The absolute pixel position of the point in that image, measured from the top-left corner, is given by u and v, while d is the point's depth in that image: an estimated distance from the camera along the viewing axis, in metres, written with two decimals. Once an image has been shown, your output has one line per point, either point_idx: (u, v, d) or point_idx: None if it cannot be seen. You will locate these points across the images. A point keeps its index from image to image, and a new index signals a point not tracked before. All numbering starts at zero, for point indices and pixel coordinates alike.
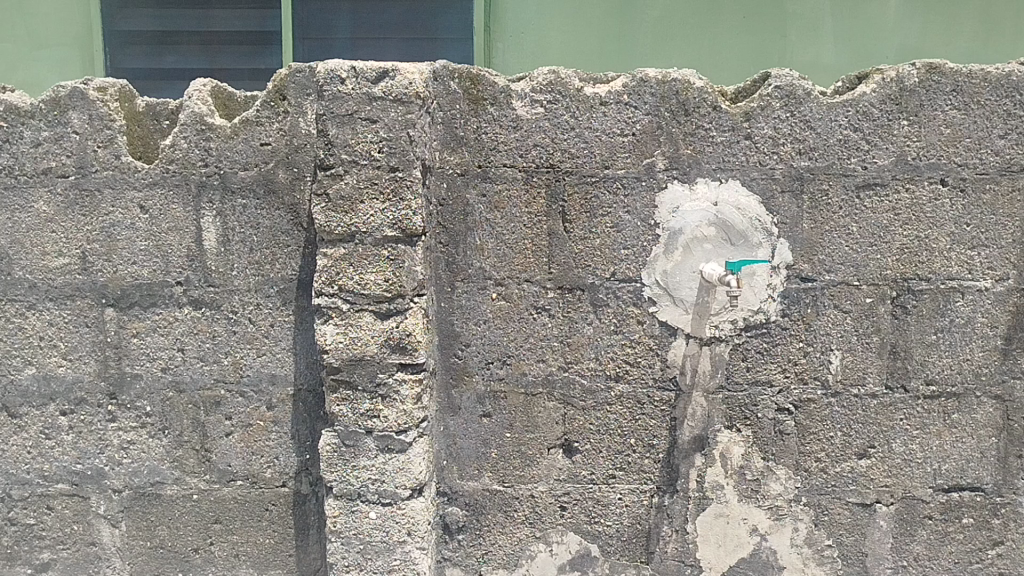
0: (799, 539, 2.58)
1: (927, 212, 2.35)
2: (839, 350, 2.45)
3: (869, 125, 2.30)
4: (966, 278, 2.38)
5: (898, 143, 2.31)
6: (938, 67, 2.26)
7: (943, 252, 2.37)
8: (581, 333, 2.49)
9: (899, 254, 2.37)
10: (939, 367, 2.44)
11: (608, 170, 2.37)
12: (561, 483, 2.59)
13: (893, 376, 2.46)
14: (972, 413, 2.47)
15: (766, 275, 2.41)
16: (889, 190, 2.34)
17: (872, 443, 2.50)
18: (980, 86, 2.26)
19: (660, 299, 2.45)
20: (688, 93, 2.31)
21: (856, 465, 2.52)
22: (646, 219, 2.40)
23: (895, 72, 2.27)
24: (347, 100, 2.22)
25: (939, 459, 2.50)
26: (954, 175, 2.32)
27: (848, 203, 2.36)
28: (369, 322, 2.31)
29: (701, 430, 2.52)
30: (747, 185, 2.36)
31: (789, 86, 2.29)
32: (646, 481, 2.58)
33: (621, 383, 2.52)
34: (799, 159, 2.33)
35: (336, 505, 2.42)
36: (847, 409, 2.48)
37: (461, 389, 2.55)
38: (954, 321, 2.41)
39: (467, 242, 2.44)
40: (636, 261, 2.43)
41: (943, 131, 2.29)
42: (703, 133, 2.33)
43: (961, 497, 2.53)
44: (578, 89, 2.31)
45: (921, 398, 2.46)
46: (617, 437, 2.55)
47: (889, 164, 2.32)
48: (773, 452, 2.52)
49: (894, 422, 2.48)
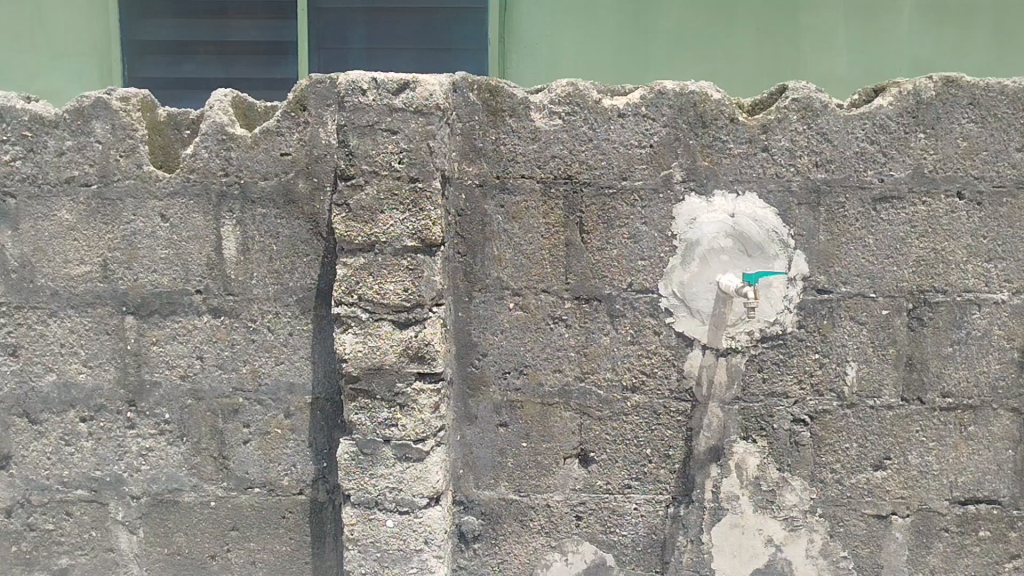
0: (815, 551, 2.57)
1: (944, 224, 2.35)
2: (856, 362, 2.45)
3: (887, 137, 2.31)
4: (983, 291, 2.39)
5: (915, 156, 2.31)
6: (955, 80, 2.26)
7: (960, 264, 2.37)
8: (597, 343, 2.50)
9: (916, 266, 2.38)
10: (956, 379, 2.44)
11: (625, 181, 2.38)
12: (577, 492, 2.60)
13: (909, 388, 2.46)
14: (987, 426, 2.47)
15: (783, 287, 2.42)
16: (905, 203, 2.35)
17: (888, 454, 2.50)
18: (997, 99, 2.27)
19: (676, 310, 2.46)
20: (705, 105, 2.32)
21: (872, 476, 2.52)
22: (663, 230, 2.41)
23: (913, 85, 2.28)
24: (368, 111, 2.24)
25: (954, 471, 2.50)
26: (971, 188, 2.33)
27: (865, 215, 2.36)
28: (388, 331, 2.33)
29: (716, 441, 2.53)
30: (764, 197, 2.37)
31: (806, 99, 2.30)
32: (662, 491, 2.59)
33: (637, 393, 2.53)
34: (816, 172, 2.34)
35: (354, 513, 2.44)
36: (863, 420, 2.49)
37: (478, 398, 2.56)
38: (970, 334, 2.42)
39: (485, 252, 2.46)
40: (653, 272, 2.44)
41: (960, 144, 2.30)
42: (721, 145, 2.34)
43: (978, 510, 2.53)
44: (596, 101, 2.33)
45: (938, 410, 2.46)
46: (633, 447, 2.56)
47: (906, 177, 2.33)
48: (789, 463, 2.53)
49: (910, 434, 2.49)
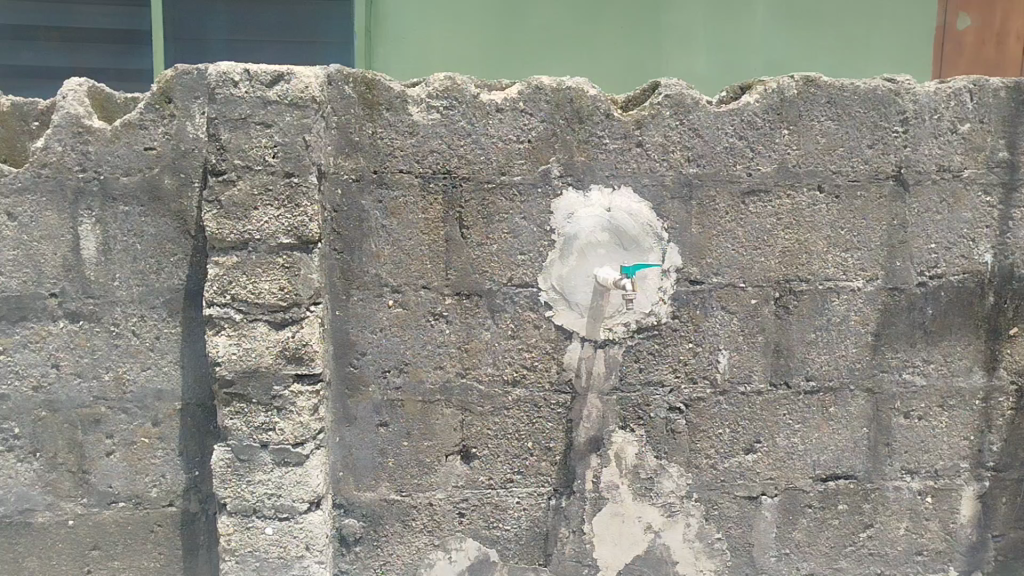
0: (690, 534, 2.66)
1: (806, 216, 2.48)
2: (727, 350, 2.55)
3: (753, 133, 2.40)
4: (842, 279, 2.53)
5: (779, 151, 2.42)
6: (814, 79, 2.39)
7: (820, 255, 2.51)
8: (478, 339, 2.49)
9: (781, 257, 2.49)
10: (818, 363, 2.58)
11: (504, 176, 2.39)
12: (459, 489, 2.59)
13: (776, 373, 2.57)
14: (846, 406, 2.62)
15: (658, 279, 2.48)
16: (771, 196, 2.46)
17: (757, 438, 2.61)
18: (851, 98, 2.41)
19: (555, 303, 2.48)
20: (582, 101, 2.35)
21: (743, 459, 2.62)
22: (542, 225, 2.43)
23: (776, 83, 2.39)
24: (240, 103, 2.15)
25: (817, 451, 2.64)
26: (830, 182, 2.46)
27: (734, 209, 2.46)
28: (264, 332, 2.24)
29: (596, 431, 2.57)
30: (639, 191, 2.43)
31: (678, 96, 2.36)
32: (544, 484, 2.61)
33: (519, 386, 2.54)
34: (688, 167, 2.42)
35: (230, 523, 2.34)
36: (734, 406, 2.59)
37: (357, 399, 2.51)
38: (830, 320, 2.55)
39: (363, 249, 2.40)
40: (533, 266, 2.46)
41: (819, 140, 2.42)
42: (597, 140, 2.38)
43: (838, 486, 2.67)
44: (474, 96, 2.32)
45: (802, 393, 2.59)
46: (514, 441, 2.57)
47: (772, 172, 2.44)
48: (665, 451, 2.60)
49: (778, 417, 2.60)
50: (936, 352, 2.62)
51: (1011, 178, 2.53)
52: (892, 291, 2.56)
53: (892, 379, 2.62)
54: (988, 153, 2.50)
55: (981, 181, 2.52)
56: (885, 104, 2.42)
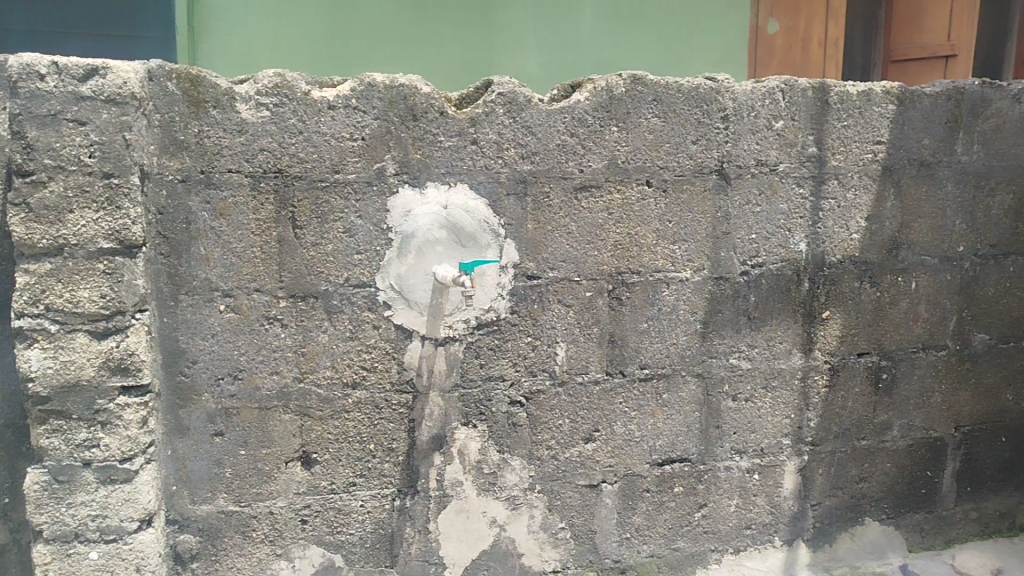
0: (535, 525, 2.70)
1: (636, 210, 2.57)
2: (564, 342, 2.60)
3: (584, 130, 2.47)
4: (670, 270, 2.63)
5: (609, 148, 2.50)
6: (641, 78, 2.47)
7: (650, 247, 2.60)
8: (315, 341, 2.44)
9: (613, 250, 2.57)
10: (651, 352, 2.67)
11: (338, 174, 2.34)
12: (300, 496, 2.52)
13: (612, 363, 2.65)
14: (678, 392, 2.73)
15: (495, 275, 2.50)
16: (602, 191, 2.53)
17: (596, 426, 2.68)
18: (675, 96, 2.51)
19: (394, 303, 2.46)
20: (415, 98, 2.34)
21: (583, 449, 2.69)
22: (378, 223, 2.40)
23: (605, 81, 2.46)
24: (50, 100, 2.01)
25: (653, 436, 2.74)
26: (657, 177, 2.56)
27: (567, 204, 2.51)
28: (83, 343, 2.11)
29: (439, 429, 2.57)
30: (474, 188, 2.44)
31: (510, 93, 2.39)
32: (387, 485, 2.58)
33: (359, 388, 2.50)
34: (521, 163, 2.45)
35: (48, 551, 2.19)
36: (572, 397, 2.64)
37: (189, 409, 2.40)
38: (661, 309, 2.65)
39: (191, 252, 2.30)
40: (370, 265, 2.42)
41: (647, 137, 2.52)
42: (432, 138, 2.37)
43: (672, 469, 2.78)
44: (305, 93, 2.27)
45: (637, 381, 2.68)
46: (356, 444, 2.53)
47: (603, 168, 2.51)
48: (508, 445, 2.62)
49: (614, 405, 2.68)
50: (759, 337, 2.77)
51: (820, 171, 2.71)
52: (718, 280, 2.69)
53: (719, 364, 2.75)
54: (800, 148, 2.67)
55: (795, 174, 2.69)
56: (706, 102, 2.55)
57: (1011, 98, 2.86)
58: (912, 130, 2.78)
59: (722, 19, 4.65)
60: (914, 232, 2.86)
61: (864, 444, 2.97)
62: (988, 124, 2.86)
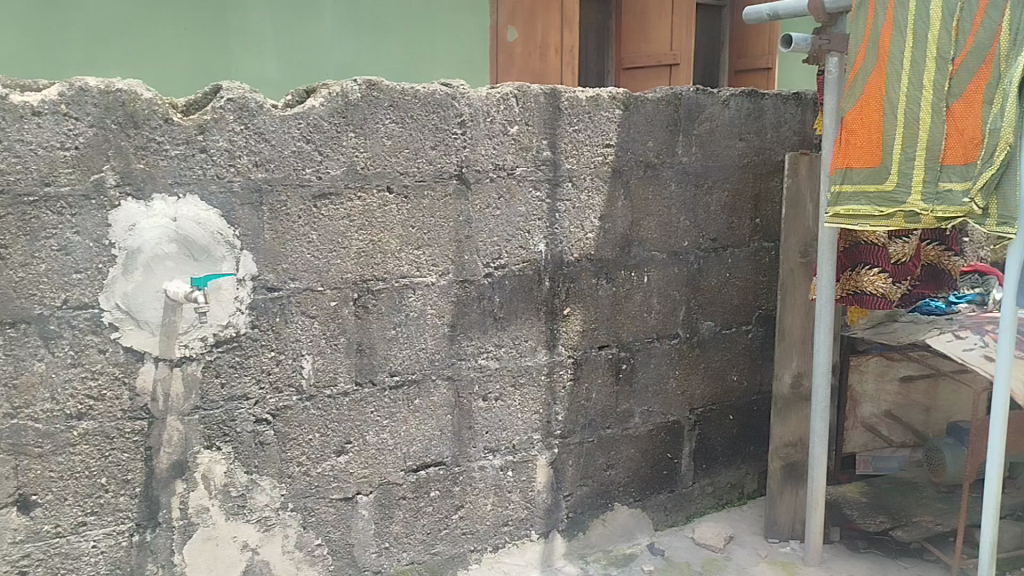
0: (289, 546, 2.61)
1: (378, 217, 2.55)
2: (310, 355, 2.53)
3: (320, 137, 2.43)
4: (415, 275, 2.64)
5: (347, 154, 2.47)
6: (376, 84, 2.48)
7: (394, 254, 2.59)
8: (29, 371, 2.20)
9: (357, 258, 2.54)
10: (400, 359, 2.66)
11: (49, 187, 2.14)
12: (18, 545, 2.25)
13: (361, 372, 2.61)
14: (429, 396, 2.73)
15: (233, 288, 2.39)
16: (342, 199, 2.49)
17: (348, 438, 2.63)
18: (411, 102, 2.54)
19: (122, 324, 2.29)
20: (135, 104, 2.20)
21: (336, 462, 2.63)
22: (98, 239, 2.22)
23: (340, 87, 2.44)
24: None
25: (407, 442, 2.72)
26: (398, 183, 2.56)
27: (307, 212, 2.45)
28: None
29: (179, 455, 2.41)
30: (205, 198, 2.32)
31: (240, 99, 2.31)
32: (123, 521, 2.38)
33: (85, 419, 2.28)
34: (255, 172, 2.36)
35: None
36: (322, 410, 2.57)
37: None
38: (408, 315, 2.65)
39: None
40: (91, 285, 2.23)
41: (385, 143, 2.52)
42: (155, 146, 2.23)
43: (428, 474, 2.78)
44: (4, 98, 2.07)
45: (387, 389, 2.66)
46: (84, 480, 2.31)
47: (341, 175, 2.47)
48: (256, 465, 2.51)
49: (366, 415, 2.64)
50: (505, 337, 2.84)
51: (554, 174, 2.84)
52: (463, 283, 2.72)
53: (468, 366, 2.79)
54: (535, 151, 2.79)
55: (531, 178, 2.79)
56: (442, 108, 2.60)
57: (720, 104, 3.18)
58: (637, 133, 3.00)
59: (461, 28, 4.65)
60: (643, 230, 3.06)
61: (609, 434, 3.11)
62: (702, 128, 3.14)
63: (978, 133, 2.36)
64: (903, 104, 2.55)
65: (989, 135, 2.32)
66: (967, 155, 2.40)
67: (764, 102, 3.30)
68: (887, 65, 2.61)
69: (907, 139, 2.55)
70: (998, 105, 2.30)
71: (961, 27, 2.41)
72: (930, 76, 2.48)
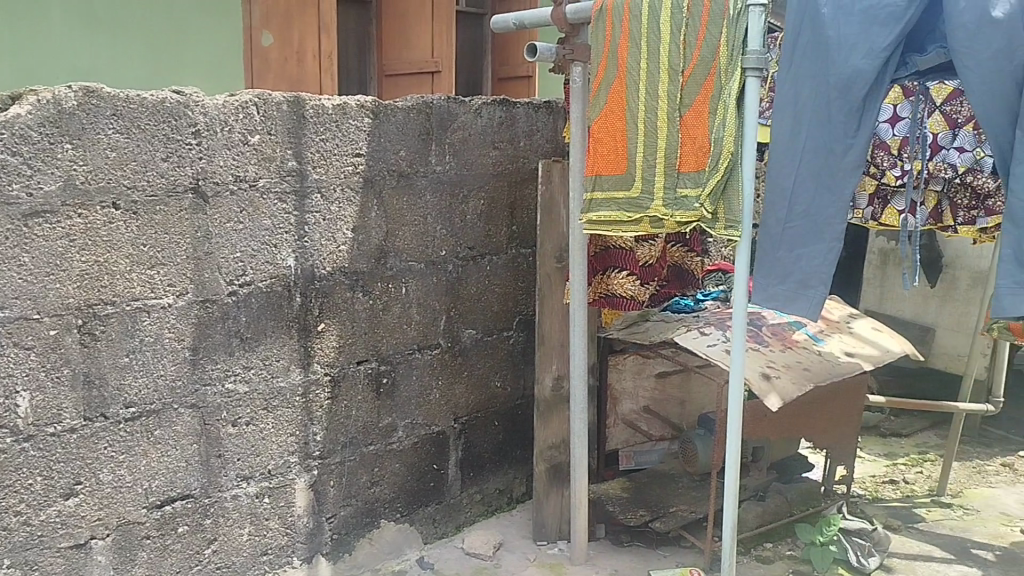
0: None
1: (103, 235, 2.33)
2: (27, 391, 2.24)
3: (30, 148, 2.16)
4: (149, 297, 2.44)
5: (63, 167, 2.23)
6: (95, 90, 2.26)
7: (124, 275, 2.38)
8: None
9: (80, 281, 2.30)
10: (135, 389, 2.45)
11: None
12: None
13: (91, 407, 2.37)
14: (171, 426, 2.54)
15: None
16: (59, 217, 2.24)
17: (77, 479, 2.37)
18: (137, 111, 2.35)
19: None
20: None
21: (63, 506, 2.36)
22: None
23: (51, 93, 2.20)
24: None
25: (148, 477, 2.51)
26: (125, 199, 2.35)
27: (16, 232, 2.17)
28: None
29: None
30: None
31: None
32: None
33: None
34: None
35: None
36: (45, 451, 2.30)
37: None
38: (143, 341, 2.44)
39: None
40: None
41: (108, 154, 2.30)
42: None
43: (175, 509, 2.58)
44: None
45: (122, 422, 2.43)
46: None
47: (57, 191, 2.22)
48: None
49: (98, 452, 2.40)
50: (254, 357, 2.69)
51: (301, 185, 2.73)
52: (204, 303, 2.55)
53: (214, 392, 2.62)
54: (279, 162, 2.66)
55: (276, 189, 2.67)
56: (174, 116, 2.42)
57: (472, 112, 3.20)
58: (387, 142, 2.95)
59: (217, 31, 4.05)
60: (398, 241, 3.03)
61: (371, 449, 3.05)
62: (455, 137, 3.16)
63: (707, 142, 2.48)
64: (642, 114, 2.62)
65: (714, 144, 2.46)
66: (699, 162, 2.50)
67: (516, 111, 3.36)
68: (625, 75, 2.66)
69: (646, 147, 2.62)
70: (722, 115, 2.44)
71: (688, 41, 2.51)
72: (663, 88, 2.57)
